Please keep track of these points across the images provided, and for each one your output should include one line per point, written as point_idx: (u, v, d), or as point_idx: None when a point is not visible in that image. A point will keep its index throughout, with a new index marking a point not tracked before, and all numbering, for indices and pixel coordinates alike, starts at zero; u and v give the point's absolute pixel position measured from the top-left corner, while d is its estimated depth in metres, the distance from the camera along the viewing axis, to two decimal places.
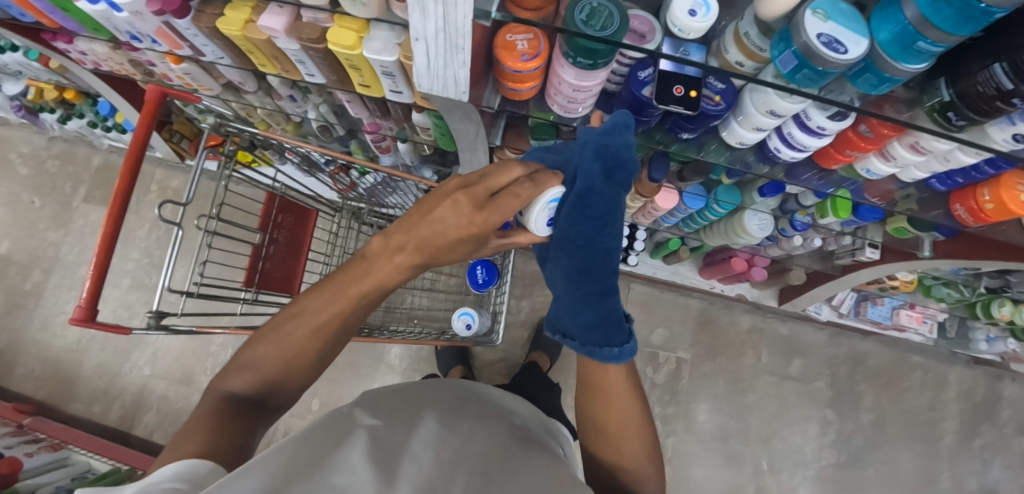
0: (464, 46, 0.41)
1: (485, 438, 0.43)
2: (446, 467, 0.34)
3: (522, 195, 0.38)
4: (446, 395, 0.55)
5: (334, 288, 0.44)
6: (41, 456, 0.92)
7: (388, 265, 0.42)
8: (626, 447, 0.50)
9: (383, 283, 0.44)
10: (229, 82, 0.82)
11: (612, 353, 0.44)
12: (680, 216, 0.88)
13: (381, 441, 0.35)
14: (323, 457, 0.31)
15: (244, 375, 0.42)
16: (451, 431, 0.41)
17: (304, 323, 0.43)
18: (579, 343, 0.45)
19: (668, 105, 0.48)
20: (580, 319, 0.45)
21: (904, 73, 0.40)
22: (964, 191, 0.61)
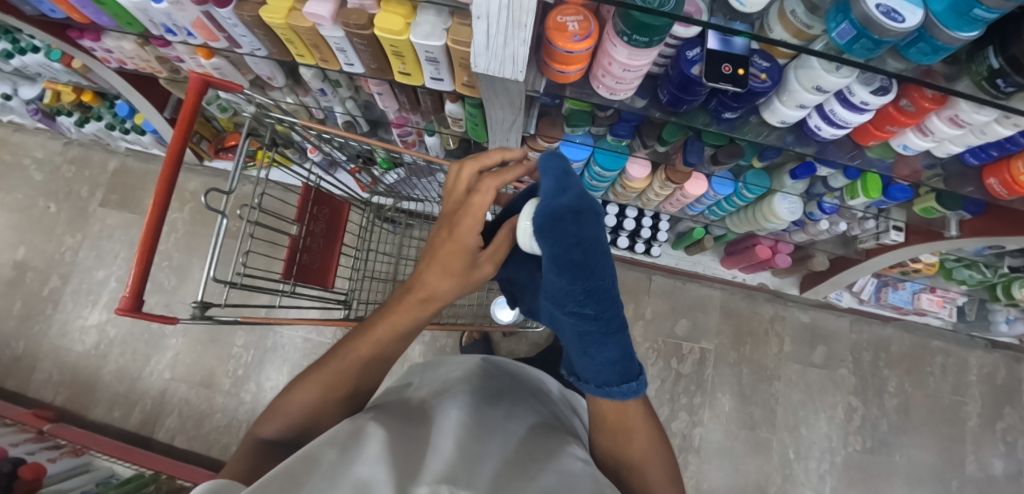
0: (526, 24, 0.41)
1: (514, 437, 0.43)
2: (471, 459, 0.33)
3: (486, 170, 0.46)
4: (485, 380, 0.57)
5: (361, 331, 0.46)
6: (63, 461, 0.89)
7: (410, 305, 0.44)
8: (640, 465, 0.49)
9: (400, 317, 0.44)
10: (256, 78, 0.82)
11: (628, 389, 0.42)
12: (707, 203, 0.89)
13: (402, 443, 0.34)
14: (343, 463, 0.29)
15: (277, 420, 0.43)
16: (481, 429, 0.41)
17: (332, 369, 0.44)
18: (594, 385, 0.43)
19: (718, 83, 0.48)
20: (590, 363, 0.41)
21: (957, 41, 0.41)
22: (997, 164, 0.61)
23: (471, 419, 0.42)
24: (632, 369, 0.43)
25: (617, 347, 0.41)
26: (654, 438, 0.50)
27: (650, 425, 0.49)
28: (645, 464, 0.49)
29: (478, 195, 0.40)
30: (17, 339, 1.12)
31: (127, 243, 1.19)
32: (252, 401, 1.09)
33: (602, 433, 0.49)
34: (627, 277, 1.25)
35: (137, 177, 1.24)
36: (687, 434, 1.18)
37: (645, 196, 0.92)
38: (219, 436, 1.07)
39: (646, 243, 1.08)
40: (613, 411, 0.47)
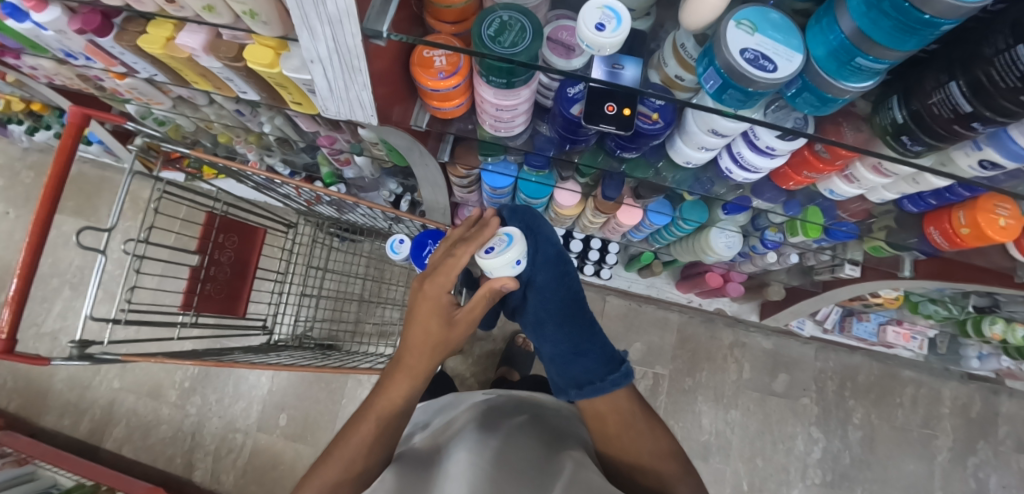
0: (361, 68, 0.38)
1: (519, 460, 0.48)
2: None
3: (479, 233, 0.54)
4: (492, 410, 0.61)
5: (359, 412, 0.46)
6: (4, 471, 0.92)
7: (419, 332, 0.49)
8: (649, 465, 0.52)
9: (394, 395, 0.47)
10: (178, 96, 0.80)
11: (616, 377, 0.54)
12: (647, 231, 0.85)
13: None
14: None
15: None
16: (486, 461, 0.46)
17: (338, 460, 0.43)
18: (600, 380, 0.54)
19: (598, 125, 0.44)
20: (580, 367, 0.55)
21: (846, 92, 0.34)
22: (938, 213, 0.57)
23: (474, 456, 0.47)
24: (614, 356, 0.57)
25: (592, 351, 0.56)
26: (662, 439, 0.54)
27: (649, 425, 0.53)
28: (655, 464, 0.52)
29: (452, 259, 0.51)
30: None
31: (80, 250, 1.20)
32: (197, 413, 1.10)
33: (606, 439, 0.53)
34: None
35: (93, 184, 1.24)
36: None
37: (582, 222, 0.88)
38: (164, 446, 1.09)
39: (596, 265, 1.05)
40: (608, 411, 0.53)
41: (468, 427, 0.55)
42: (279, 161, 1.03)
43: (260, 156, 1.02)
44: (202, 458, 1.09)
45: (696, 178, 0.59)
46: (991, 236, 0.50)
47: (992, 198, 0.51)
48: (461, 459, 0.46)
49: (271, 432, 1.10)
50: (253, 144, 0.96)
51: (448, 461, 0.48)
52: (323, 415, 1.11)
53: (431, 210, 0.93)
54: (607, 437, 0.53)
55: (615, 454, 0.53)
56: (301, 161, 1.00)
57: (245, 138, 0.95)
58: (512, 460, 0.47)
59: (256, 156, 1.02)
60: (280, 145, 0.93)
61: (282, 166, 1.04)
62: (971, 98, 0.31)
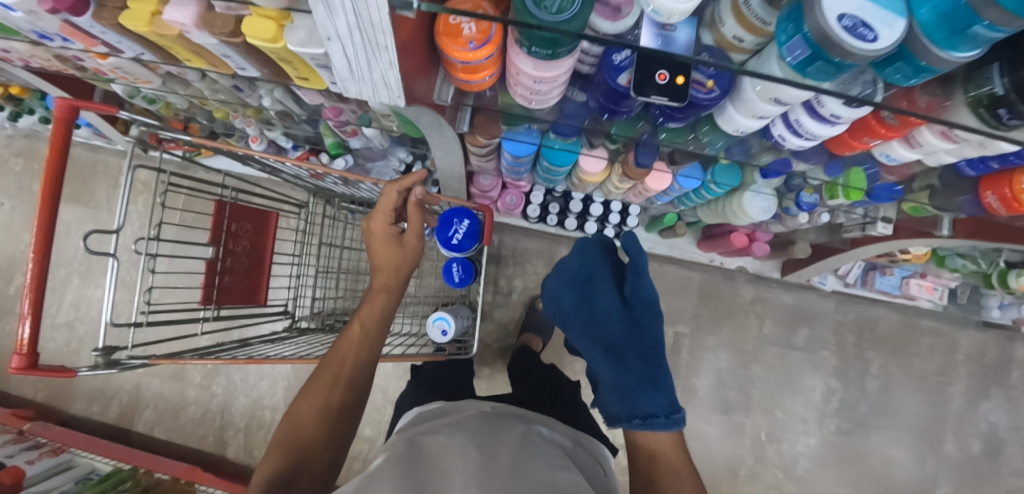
0: (387, 45, 0.34)
1: (537, 468, 0.37)
2: None
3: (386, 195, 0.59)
4: (500, 412, 0.52)
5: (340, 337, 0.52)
6: (43, 462, 0.94)
7: (377, 293, 0.56)
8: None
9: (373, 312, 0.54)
10: (167, 72, 0.73)
11: (659, 423, 0.49)
12: (674, 194, 0.81)
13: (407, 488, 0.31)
14: None
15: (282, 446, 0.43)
16: (499, 468, 0.35)
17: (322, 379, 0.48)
18: (661, 417, 0.49)
19: (650, 97, 0.40)
20: (648, 400, 0.51)
21: (949, 62, 0.30)
22: (996, 176, 0.54)
23: (483, 462, 0.36)
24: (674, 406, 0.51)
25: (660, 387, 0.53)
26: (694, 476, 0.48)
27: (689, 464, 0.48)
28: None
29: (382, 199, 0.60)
30: None
31: (86, 239, 1.16)
32: (224, 392, 1.12)
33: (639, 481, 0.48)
34: None
35: (87, 167, 1.18)
36: None
37: (606, 187, 0.84)
38: (195, 426, 1.11)
39: (617, 228, 1.03)
40: (655, 453, 0.48)
41: (463, 424, 0.45)
42: (280, 134, 0.96)
43: (260, 131, 0.95)
44: (234, 435, 1.11)
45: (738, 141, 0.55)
46: None
47: None
48: (461, 463, 0.36)
49: None
50: (252, 119, 0.90)
51: (444, 466, 0.36)
52: None
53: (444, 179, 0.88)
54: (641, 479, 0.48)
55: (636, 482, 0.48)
56: (302, 132, 0.93)
57: (242, 113, 0.88)
58: (527, 466, 0.37)
59: (256, 131, 0.95)
60: (281, 118, 0.87)
61: (284, 139, 0.98)
62: None
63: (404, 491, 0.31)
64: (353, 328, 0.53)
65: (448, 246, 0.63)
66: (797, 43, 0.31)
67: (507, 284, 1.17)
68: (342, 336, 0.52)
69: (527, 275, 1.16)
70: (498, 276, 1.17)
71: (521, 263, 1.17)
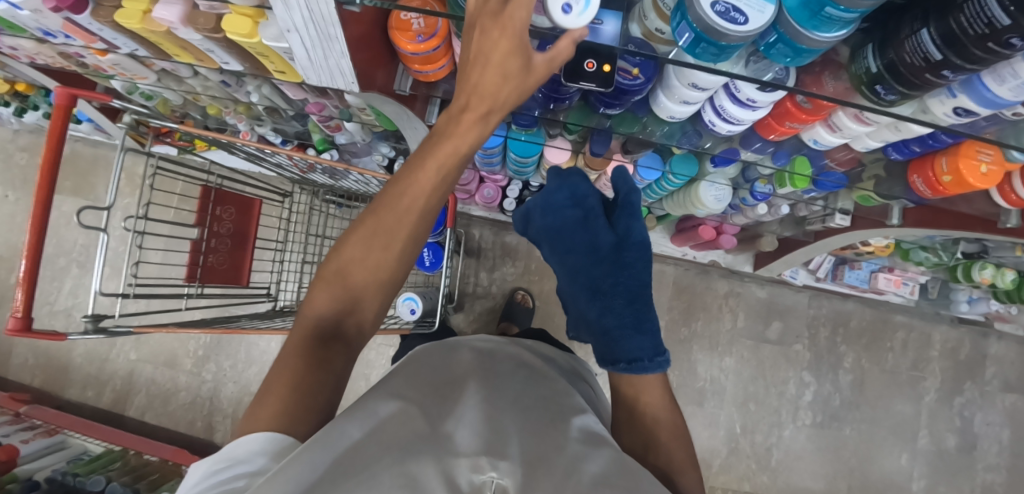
0: (337, 35, 0.38)
1: (536, 397, 0.40)
2: (500, 430, 0.30)
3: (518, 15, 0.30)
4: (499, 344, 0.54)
5: (408, 175, 0.36)
6: (37, 442, 0.98)
7: (466, 123, 0.34)
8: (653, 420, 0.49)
9: (453, 155, 0.35)
10: (162, 69, 0.79)
11: (647, 366, 0.50)
12: (639, 186, 0.86)
13: (417, 418, 0.30)
14: (364, 435, 0.27)
15: (324, 296, 0.36)
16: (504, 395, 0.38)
17: (374, 237, 0.37)
18: (624, 363, 0.50)
19: (579, 83, 0.45)
20: (634, 344, 0.52)
21: (820, 43, 0.35)
22: (921, 161, 0.59)
23: (495, 391, 0.38)
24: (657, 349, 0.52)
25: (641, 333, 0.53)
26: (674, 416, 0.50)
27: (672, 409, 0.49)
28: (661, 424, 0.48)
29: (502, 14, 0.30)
30: None
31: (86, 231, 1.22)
32: (213, 379, 1.16)
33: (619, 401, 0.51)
34: None
35: (88, 162, 1.24)
36: None
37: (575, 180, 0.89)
38: (185, 411, 1.15)
39: None
40: (642, 396, 0.50)
41: (471, 354, 0.47)
42: (270, 130, 1.02)
43: (251, 127, 1.01)
44: (222, 421, 1.15)
45: (683, 131, 0.60)
46: (971, 183, 0.53)
47: (974, 145, 0.53)
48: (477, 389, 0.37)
49: None
50: (243, 115, 0.95)
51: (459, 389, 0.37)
52: None
53: None
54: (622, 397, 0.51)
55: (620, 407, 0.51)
56: (290, 128, 0.99)
57: (234, 109, 0.94)
58: (529, 396, 0.40)
59: (247, 127, 1.00)
60: (270, 114, 0.93)
61: (274, 135, 1.03)
62: (942, 47, 0.33)
63: (421, 421, 0.29)
64: (423, 165, 0.35)
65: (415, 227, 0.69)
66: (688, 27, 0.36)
67: (488, 277, 1.21)
68: (415, 170, 0.36)
69: (507, 268, 1.20)
70: (479, 269, 1.21)
71: (502, 256, 1.22)
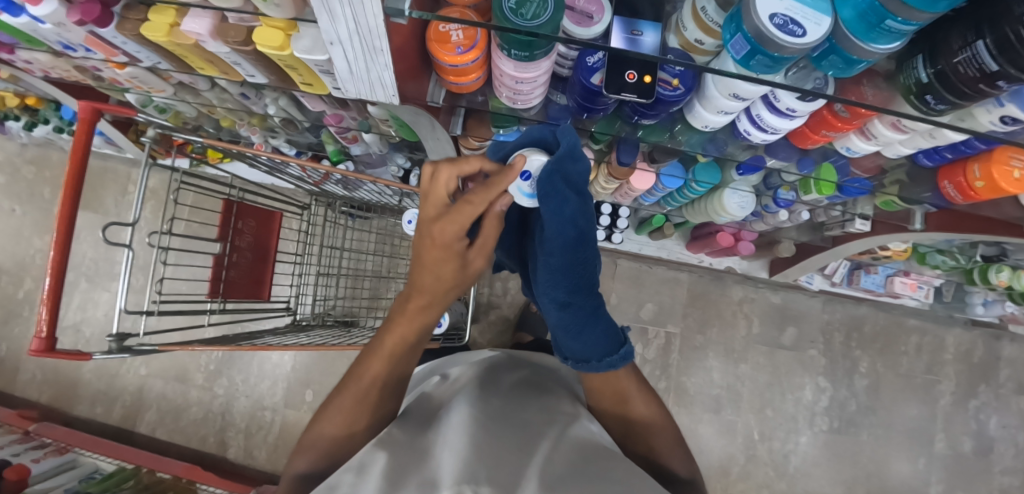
0: (382, 48, 0.38)
1: (518, 416, 0.47)
2: (483, 452, 0.36)
3: (474, 200, 0.39)
4: (491, 369, 0.62)
5: (370, 353, 0.47)
6: (47, 461, 0.96)
7: (411, 307, 0.45)
8: (643, 424, 0.53)
9: (406, 328, 0.46)
10: (179, 81, 0.79)
11: (613, 362, 0.48)
12: (659, 194, 0.86)
13: (404, 462, 0.36)
14: (360, 483, 0.33)
15: (309, 454, 0.45)
16: (489, 416, 0.44)
17: (351, 391, 0.46)
18: (596, 361, 0.47)
19: (621, 94, 0.44)
20: (586, 342, 0.46)
21: (873, 54, 0.35)
22: (953, 166, 0.58)
23: (479, 413, 0.45)
24: (619, 336, 0.48)
25: (603, 321, 0.46)
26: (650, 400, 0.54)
27: (643, 385, 0.53)
28: (647, 422, 0.53)
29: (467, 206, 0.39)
30: None
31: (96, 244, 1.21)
32: (225, 393, 1.14)
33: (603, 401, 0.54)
34: None
35: (97, 175, 1.23)
36: None
37: (594, 189, 0.88)
38: (197, 427, 1.13)
39: (608, 231, 1.06)
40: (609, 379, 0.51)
41: (467, 388, 0.54)
42: (284, 141, 1.01)
43: (265, 138, 1.00)
44: (234, 436, 1.13)
45: (712, 139, 0.60)
46: (1003, 188, 0.52)
47: (1007, 150, 0.52)
48: (463, 416, 0.44)
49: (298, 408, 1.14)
50: (257, 127, 0.95)
51: (446, 424, 0.44)
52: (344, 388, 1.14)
53: None
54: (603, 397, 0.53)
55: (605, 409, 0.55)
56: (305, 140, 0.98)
57: (248, 121, 0.94)
58: (515, 417, 0.46)
59: (261, 139, 1.00)
60: (285, 126, 0.92)
61: (287, 146, 1.02)
62: (998, 57, 0.33)
63: (410, 464, 0.36)
64: (383, 353, 0.46)
65: None
66: (741, 41, 0.36)
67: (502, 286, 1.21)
68: (380, 338, 0.46)
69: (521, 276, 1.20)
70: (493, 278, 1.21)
71: None
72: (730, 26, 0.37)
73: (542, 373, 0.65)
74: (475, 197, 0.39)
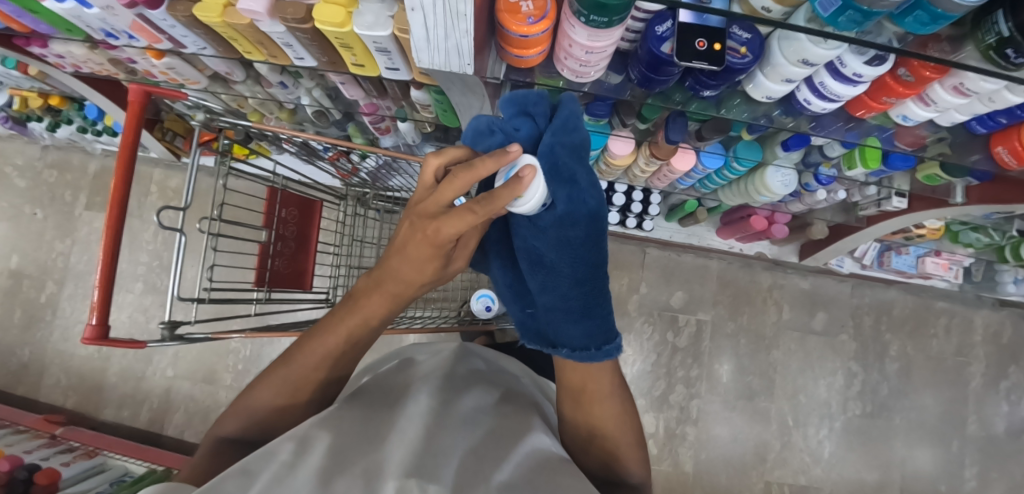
0: (465, 13, 0.36)
1: (479, 413, 0.43)
2: (434, 446, 0.33)
3: (479, 210, 0.34)
4: (458, 359, 0.58)
5: (330, 324, 0.46)
6: (77, 464, 0.94)
7: (377, 295, 0.44)
8: (610, 439, 0.49)
9: (369, 317, 0.46)
10: (214, 73, 0.78)
11: (597, 353, 0.43)
12: (697, 177, 0.87)
13: (346, 442, 0.34)
14: (296, 459, 0.30)
15: (238, 419, 0.45)
16: (449, 410, 0.41)
17: (301, 363, 0.45)
18: (569, 350, 0.44)
19: (691, 62, 0.44)
20: (576, 328, 0.44)
21: (959, 8, 0.35)
22: (1007, 132, 0.58)
23: (440, 405, 0.42)
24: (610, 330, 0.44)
25: (596, 312, 0.44)
26: (622, 409, 0.49)
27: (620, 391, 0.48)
28: (616, 437, 0.49)
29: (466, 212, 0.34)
30: (23, 347, 1.16)
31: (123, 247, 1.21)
32: None
33: (577, 408, 0.49)
34: (619, 250, 1.28)
35: None
36: (685, 405, 1.22)
37: (631, 173, 0.90)
38: None
39: (639, 218, 1.08)
40: (587, 378, 0.46)
41: (427, 378, 0.50)
42: None
43: None
44: None
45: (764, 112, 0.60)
46: None
47: None
48: (422, 404, 0.41)
49: None
50: (286, 122, 0.95)
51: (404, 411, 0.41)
52: None
53: None
54: (579, 402, 0.48)
55: (569, 412, 0.50)
56: (333, 135, 0.98)
57: (276, 115, 0.93)
58: (480, 417, 0.43)
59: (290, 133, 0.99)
60: (314, 118, 0.90)
61: None
62: None
63: (353, 446, 0.33)
64: (341, 331, 0.46)
65: None
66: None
67: None
68: (342, 318, 0.46)
69: None
70: None
71: None
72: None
73: (502, 372, 0.61)
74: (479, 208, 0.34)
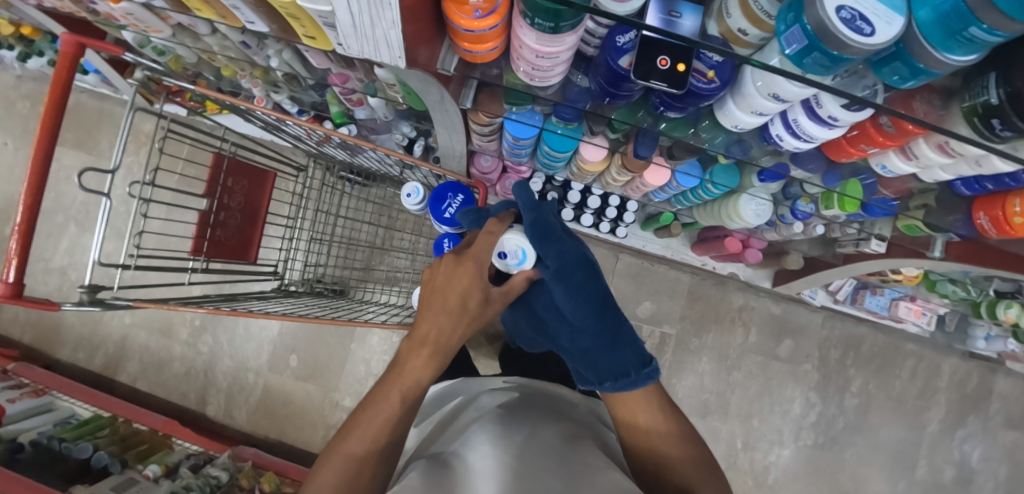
0: (391, 4, 0.33)
1: (545, 452, 0.41)
2: None
3: (493, 228, 0.49)
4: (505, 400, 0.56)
5: (377, 397, 0.39)
6: (23, 402, 0.95)
7: (421, 357, 0.40)
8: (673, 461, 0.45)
9: (420, 379, 0.40)
10: (179, 23, 0.73)
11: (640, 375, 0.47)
12: (671, 192, 0.83)
13: None
14: None
15: None
16: (516, 461, 0.39)
17: (355, 446, 0.37)
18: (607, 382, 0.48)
19: (649, 82, 0.40)
20: (610, 359, 0.49)
21: (944, 65, 0.31)
22: (991, 197, 0.54)
23: (503, 456, 0.40)
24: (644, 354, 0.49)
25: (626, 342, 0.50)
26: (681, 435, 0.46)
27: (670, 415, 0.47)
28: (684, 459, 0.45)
29: (487, 234, 0.48)
30: None
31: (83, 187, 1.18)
32: (209, 351, 1.12)
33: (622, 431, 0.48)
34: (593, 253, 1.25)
35: (94, 116, 1.20)
36: None
37: (604, 179, 0.86)
38: (178, 381, 1.12)
39: (613, 223, 1.08)
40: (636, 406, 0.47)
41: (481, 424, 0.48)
42: (286, 98, 0.96)
43: (267, 93, 0.94)
44: (215, 394, 1.12)
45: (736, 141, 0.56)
46: None
47: None
48: (488, 458, 0.40)
49: (282, 372, 1.13)
50: (261, 81, 0.90)
51: (468, 468, 0.39)
52: (333, 357, 1.13)
53: (446, 157, 0.92)
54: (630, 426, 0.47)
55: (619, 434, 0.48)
56: (310, 99, 0.94)
57: (250, 73, 0.88)
58: (547, 456, 0.41)
59: (263, 93, 0.94)
60: (288, 81, 0.86)
61: (290, 104, 0.98)
62: None
63: None
64: (392, 394, 0.39)
65: (439, 218, 0.65)
66: (795, 34, 0.32)
67: None
68: (385, 389, 0.39)
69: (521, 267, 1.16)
70: None
71: None
72: (787, 14, 0.32)
73: (556, 401, 0.59)
74: (494, 226, 0.50)
